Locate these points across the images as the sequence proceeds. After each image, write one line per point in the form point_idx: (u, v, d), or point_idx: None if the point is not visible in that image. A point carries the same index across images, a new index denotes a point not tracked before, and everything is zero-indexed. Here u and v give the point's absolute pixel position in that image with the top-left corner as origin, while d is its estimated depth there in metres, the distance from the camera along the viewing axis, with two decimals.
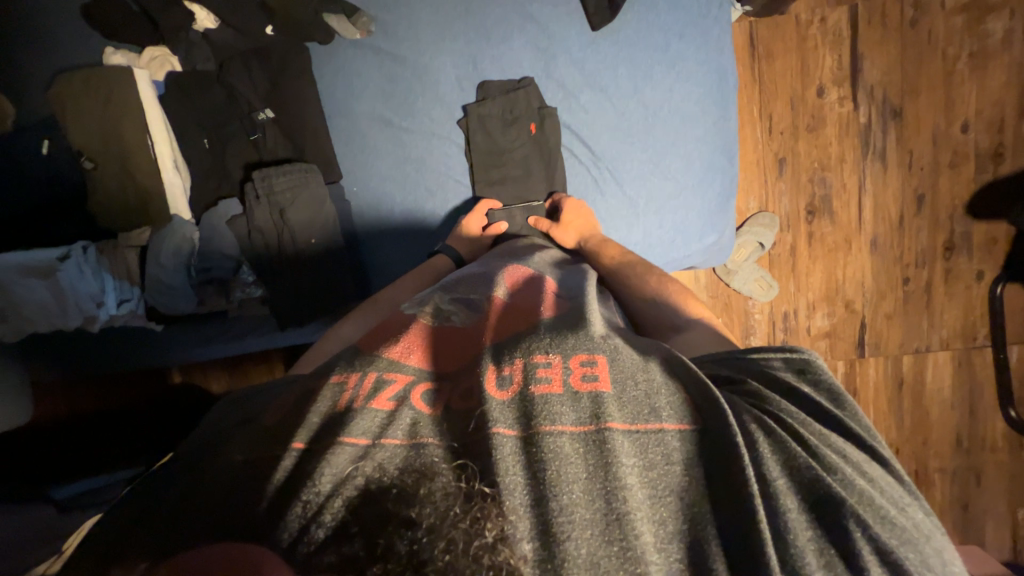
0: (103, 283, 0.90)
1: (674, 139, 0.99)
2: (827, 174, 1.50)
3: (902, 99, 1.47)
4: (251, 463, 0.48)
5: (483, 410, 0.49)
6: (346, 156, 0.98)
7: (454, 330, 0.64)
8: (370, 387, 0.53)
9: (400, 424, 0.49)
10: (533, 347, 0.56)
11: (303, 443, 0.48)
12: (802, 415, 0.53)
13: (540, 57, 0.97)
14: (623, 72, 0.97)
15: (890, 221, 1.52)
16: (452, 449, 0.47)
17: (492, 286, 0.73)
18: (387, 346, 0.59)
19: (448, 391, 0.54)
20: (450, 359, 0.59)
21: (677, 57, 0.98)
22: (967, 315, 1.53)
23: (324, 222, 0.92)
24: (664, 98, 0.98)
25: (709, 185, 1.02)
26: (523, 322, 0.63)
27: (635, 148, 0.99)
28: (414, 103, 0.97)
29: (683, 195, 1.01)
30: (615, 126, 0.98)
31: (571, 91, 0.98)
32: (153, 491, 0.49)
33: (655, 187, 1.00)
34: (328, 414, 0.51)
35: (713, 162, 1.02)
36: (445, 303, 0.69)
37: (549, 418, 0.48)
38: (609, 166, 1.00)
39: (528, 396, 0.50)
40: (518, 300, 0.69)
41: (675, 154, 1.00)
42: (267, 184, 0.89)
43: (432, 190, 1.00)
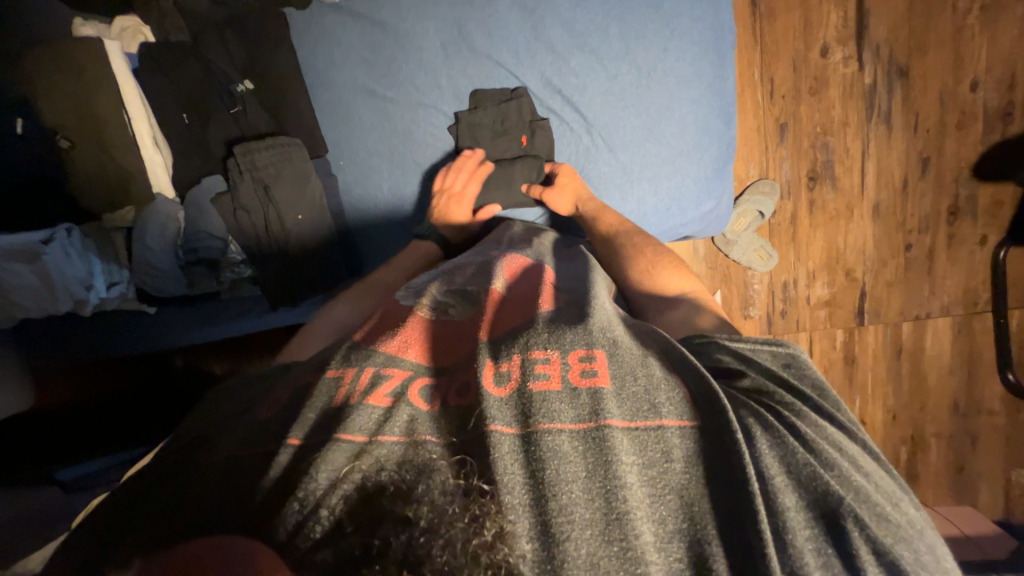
0: (90, 266, 0.87)
1: (668, 102, 0.96)
2: (830, 139, 1.46)
3: (909, 57, 1.41)
4: (244, 459, 0.47)
5: (480, 407, 0.48)
6: (329, 129, 0.95)
7: (452, 324, 0.61)
8: (367, 381, 0.51)
9: (397, 422, 0.48)
10: (531, 342, 0.54)
11: (300, 438, 0.47)
12: (799, 406, 0.53)
13: (528, 19, 0.93)
14: (614, 31, 0.93)
15: (894, 187, 1.48)
16: (451, 445, 0.47)
17: (489, 274, 0.69)
18: (382, 340, 0.57)
19: (446, 386, 0.52)
20: (450, 353, 0.57)
21: (671, 14, 0.94)
22: (968, 281, 1.51)
23: (310, 198, 0.89)
24: (657, 58, 0.94)
25: (704, 150, 0.99)
26: (521, 315, 0.60)
27: (628, 112, 0.95)
28: (397, 71, 0.93)
29: (679, 161, 0.98)
30: (607, 91, 0.95)
31: (561, 54, 0.93)
32: (148, 486, 0.49)
33: (650, 154, 0.97)
34: (324, 410, 0.50)
35: (709, 125, 0.98)
36: (442, 294, 0.66)
37: (547, 416, 0.47)
38: (601, 133, 0.96)
39: (527, 394, 0.49)
40: (515, 291, 0.66)
41: (670, 117, 0.96)
42: (249, 160, 0.85)
43: (420, 163, 0.97)
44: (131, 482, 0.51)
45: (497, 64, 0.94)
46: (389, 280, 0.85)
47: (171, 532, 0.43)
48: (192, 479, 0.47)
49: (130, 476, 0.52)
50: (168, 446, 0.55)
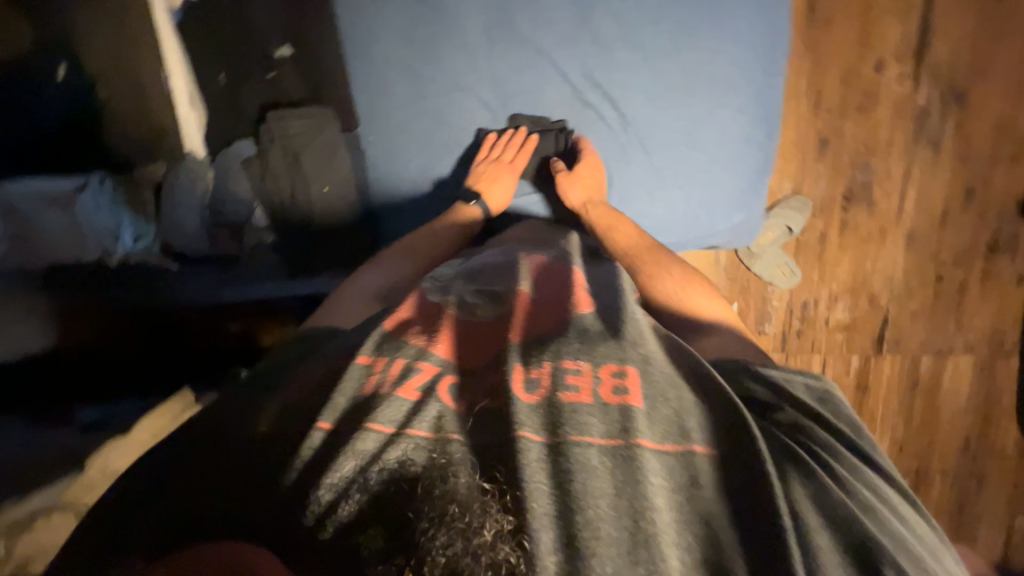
0: (119, 217, 0.92)
1: (711, 107, 0.92)
2: (871, 160, 1.40)
3: (969, 81, 1.34)
4: (270, 447, 0.52)
5: (509, 413, 0.48)
6: (360, 99, 0.91)
7: (472, 322, 0.59)
8: (397, 372, 0.53)
9: (426, 416, 0.50)
10: (561, 350, 0.53)
11: (329, 423, 0.50)
12: (832, 444, 0.54)
13: (578, 7, 0.89)
14: (666, 28, 0.90)
15: (932, 216, 1.42)
16: (475, 446, 0.48)
17: (517, 275, 0.65)
18: (413, 333, 0.57)
19: (473, 387, 0.53)
20: (475, 353, 0.56)
21: (729, 17, 0.90)
22: (998, 320, 1.46)
23: (338, 171, 0.90)
24: (707, 60, 0.91)
25: (744, 161, 0.95)
26: (551, 321, 0.57)
27: (668, 114, 0.92)
28: (437, 48, 0.90)
29: (715, 170, 0.95)
30: (650, 92, 0.91)
31: (606, 47, 0.90)
32: (174, 456, 0.55)
33: (685, 160, 0.94)
34: (353, 399, 0.52)
35: (752, 136, 0.94)
36: (469, 294, 0.62)
37: (576, 429, 0.47)
38: (638, 133, 0.94)
39: (556, 403, 0.49)
40: (544, 291, 0.62)
41: (711, 124, 0.93)
42: (282, 126, 0.87)
43: (449, 143, 0.93)
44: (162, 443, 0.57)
45: (538, 51, 0.90)
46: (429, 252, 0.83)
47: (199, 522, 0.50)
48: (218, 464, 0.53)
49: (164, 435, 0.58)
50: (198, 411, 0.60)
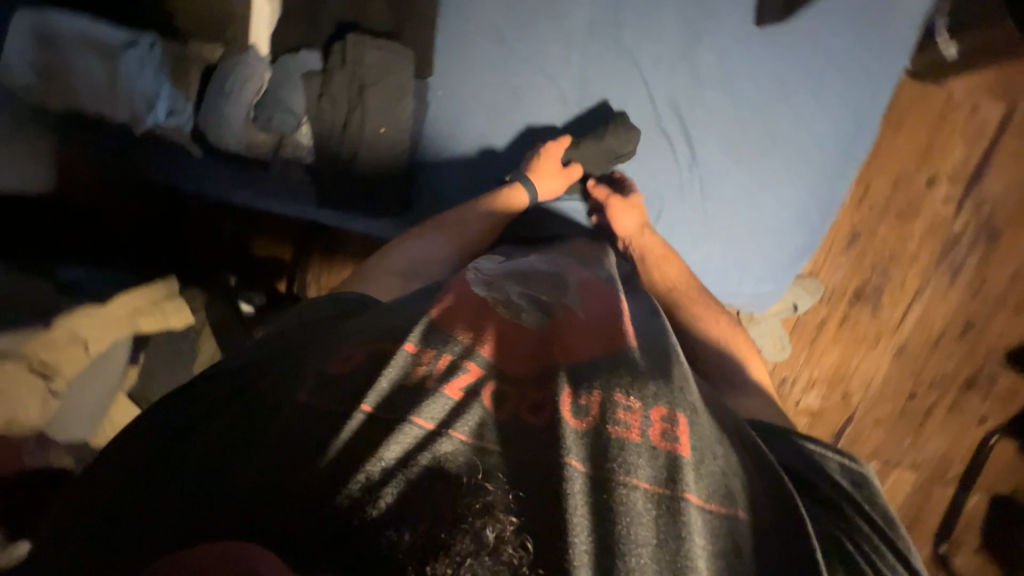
0: (159, 87, 0.86)
1: (784, 174, 0.86)
2: (893, 266, 1.42)
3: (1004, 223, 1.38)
4: (299, 420, 0.47)
5: (555, 435, 0.45)
6: (442, 56, 0.88)
7: (518, 328, 0.55)
8: (443, 367, 0.49)
9: (467, 420, 0.46)
10: (613, 379, 0.49)
11: (369, 407, 0.47)
12: (886, 550, 0.50)
13: (685, 30, 0.83)
14: (761, 82, 0.85)
15: (927, 336, 1.47)
16: (514, 464, 0.44)
17: (564, 296, 0.62)
18: (461, 327, 0.53)
19: (517, 399, 0.49)
20: (521, 359, 0.52)
21: (834, 91, 0.84)
22: (949, 448, 1.52)
23: (398, 115, 0.84)
24: (794, 125, 0.85)
25: (798, 239, 0.88)
26: (601, 341, 0.54)
27: (738, 167, 0.85)
28: (534, 28, 0.86)
29: (765, 239, 0.87)
30: (733, 136, 0.84)
31: (698, 80, 0.84)
32: (179, 447, 0.51)
33: (740, 220, 0.86)
34: (396, 384, 0.48)
35: (815, 216, 0.87)
36: (517, 296, 0.61)
37: (623, 468, 0.44)
38: (702, 176, 0.85)
39: (606, 436, 0.45)
40: (591, 311, 0.59)
41: (778, 190, 0.85)
42: (357, 52, 0.81)
43: (511, 124, 0.89)
44: (168, 428, 0.53)
45: (632, 62, 0.85)
46: (466, 228, 0.82)
47: (205, 497, 0.45)
48: (233, 434, 0.49)
49: (169, 419, 0.54)
50: (203, 390, 0.56)
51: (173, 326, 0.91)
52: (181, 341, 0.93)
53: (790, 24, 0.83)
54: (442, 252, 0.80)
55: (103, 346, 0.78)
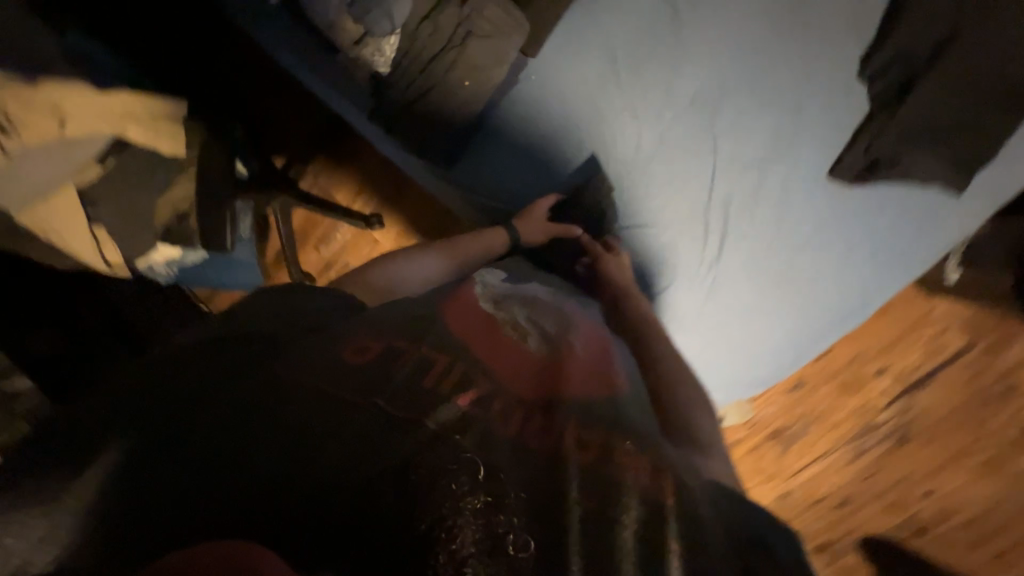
0: None
1: (787, 314, 0.87)
2: (820, 425, 1.31)
3: (961, 462, 1.26)
4: (317, 397, 0.46)
5: (554, 468, 0.43)
6: (552, 45, 0.86)
7: (523, 355, 0.57)
8: (455, 381, 0.50)
9: (472, 433, 0.44)
10: (608, 423, 0.49)
11: (381, 397, 0.46)
12: None
13: (773, 144, 0.82)
14: (814, 225, 0.84)
15: (808, 495, 1.34)
16: (519, 484, 0.42)
17: (571, 334, 0.64)
18: (476, 345, 0.56)
19: (524, 423, 0.48)
20: (522, 381, 0.54)
21: (870, 267, 0.84)
22: None
23: (485, 79, 0.83)
24: (820, 276, 0.85)
25: (763, 370, 0.91)
26: (601, 384, 0.55)
27: (750, 286, 0.86)
28: (646, 67, 0.84)
29: (737, 357, 0.90)
30: (759, 259, 0.85)
31: (759, 193, 0.84)
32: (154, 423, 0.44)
33: (726, 330, 0.89)
34: (408, 381, 0.48)
35: (790, 359, 0.91)
36: (524, 322, 0.63)
37: (611, 504, 0.41)
38: (716, 277, 0.87)
39: (598, 473, 0.43)
40: (590, 355, 0.61)
41: (772, 323, 0.88)
42: (480, 1, 0.79)
43: (578, 141, 0.87)
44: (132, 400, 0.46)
45: (712, 147, 0.84)
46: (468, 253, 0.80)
47: (214, 485, 0.41)
48: (232, 411, 0.45)
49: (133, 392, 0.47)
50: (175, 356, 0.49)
51: (161, 151, 0.87)
52: (159, 167, 0.90)
53: (866, 186, 0.82)
54: (436, 273, 0.76)
55: (81, 136, 0.78)
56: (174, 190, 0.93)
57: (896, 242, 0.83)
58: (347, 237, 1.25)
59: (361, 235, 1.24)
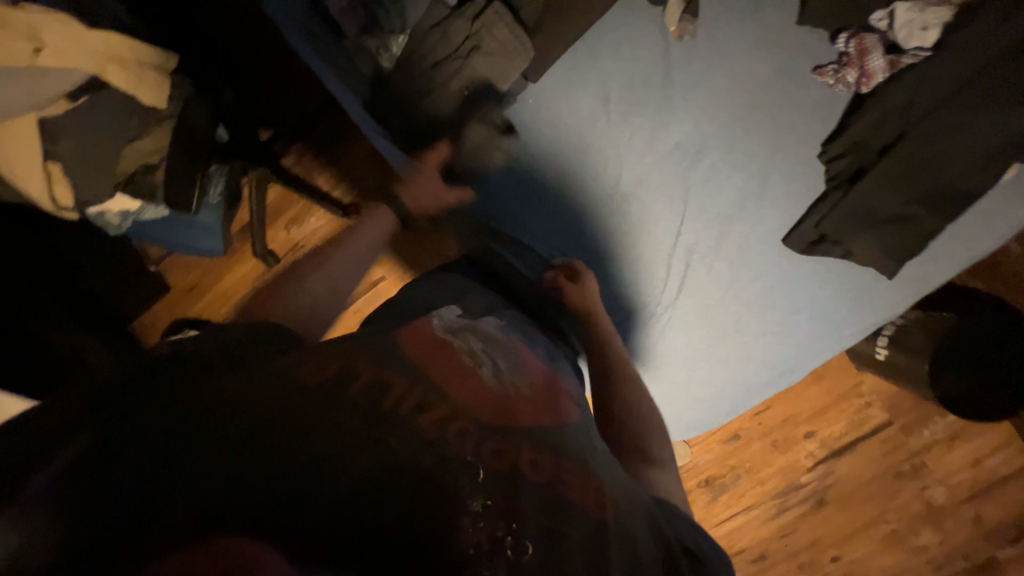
0: None
1: (732, 363, 0.92)
2: (749, 478, 1.37)
3: (868, 531, 1.34)
4: (258, 395, 0.41)
5: (523, 479, 0.41)
6: (551, 76, 0.91)
7: (477, 381, 0.52)
8: (409, 403, 0.45)
9: (434, 449, 0.41)
10: (569, 446, 0.48)
11: (338, 402, 0.42)
12: None
13: (738, 205, 0.89)
14: (765, 284, 0.90)
15: (729, 544, 1.39)
16: (490, 491, 0.40)
17: (520, 371, 0.59)
18: (433, 368, 0.51)
19: (485, 440, 0.44)
20: (479, 404, 0.49)
21: (808, 331, 0.90)
22: None
23: (483, 94, 0.87)
24: (765, 334, 0.91)
25: (705, 414, 0.95)
26: (554, 414, 0.54)
27: (703, 332, 0.91)
28: (635, 113, 0.90)
29: (683, 397, 0.94)
30: (713, 308, 0.90)
31: (719, 248, 0.89)
32: (84, 453, 0.36)
33: (676, 371, 0.93)
34: (359, 396, 0.43)
35: (730, 405, 0.94)
36: (477, 348, 0.59)
37: (578, 514, 0.40)
38: (671, 319, 0.91)
39: (565, 494, 0.41)
40: (538, 394, 0.57)
41: (717, 371, 0.92)
42: (491, 19, 0.82)
43: (563, 167, 0.91)
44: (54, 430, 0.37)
45: (684, 198, 0.89)
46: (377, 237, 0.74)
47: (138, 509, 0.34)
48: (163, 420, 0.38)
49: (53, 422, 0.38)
50: (102, 379, 0.41)
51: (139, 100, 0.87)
52: (132, 116, 0.89)
53: (815, 257, 0.88)
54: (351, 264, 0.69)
55: (57, 70, 0.77)
56: (141, 142, 0.91)
57: (832, 315, 0.89)
58: (321, 223, 1.22)
59: (337, 223, 1.22)
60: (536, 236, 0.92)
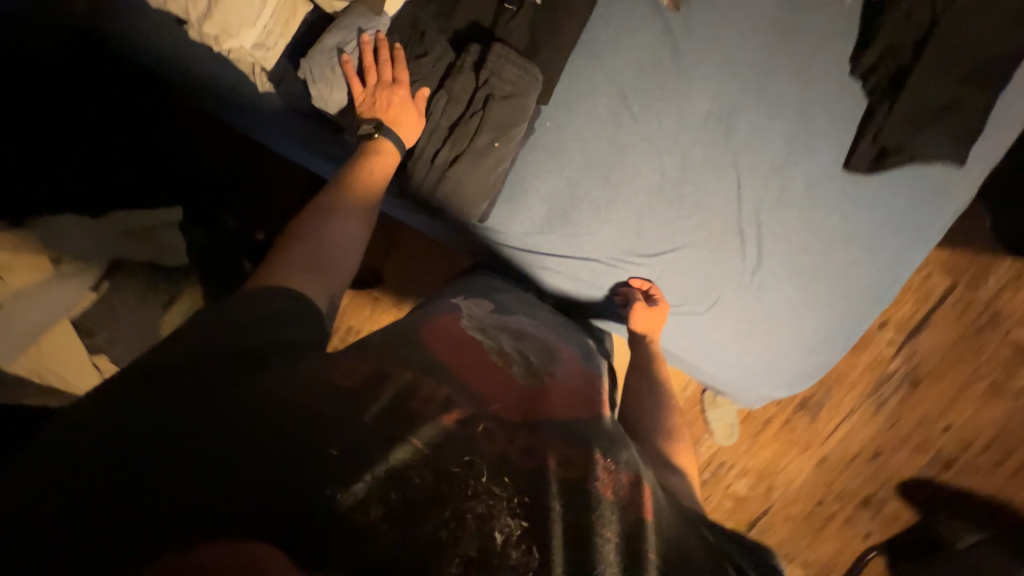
0: (260, 16, 0.80)
1: (831, 302, 0.91)
2: (840, 385, 1.37)
3: (970, 393, 1.34)
4: (290, 406, 0.46)
5: (543, 476, 0.46)
6: (563, 90, 0.88)
7: (509, 382, 0.62)
8: (445, 400, 0.53)
9: (463, 446, 0.47)
10: (597, 446, 0.53)
11: (375, 419, 0.47)
12: None
13: (785, 150, 0.87)
14: (840, 215, 0.88)
15: (845, 454, 1.39)
16: (509, 485, 0.45)
17: (551, 362, 0.71)
18: (467, 372, 0.61)
19: (507, 436, 0.51)
20: (508, 404, 0.58)
21: (893, 246, 0.89)
22: (834, 553, 1.41)
23: (509, 136, 0.83)
24: (853, 262, 0.89)
25: (818, 357, 0.94)
26: (583, 406, 0.63)
27: (796, 283, 0.90)
28: (655, 97, 0.87)
29: (792, 350, 0.93)
30: (797, 257, 0.89)
31: (783, 198, 0.88)
32: (127, 449, 0.42)
33: (779, 327, 0.91)
34: (395, 410, 0.49)
35: (836, 341, 0.93)
36: (509, 348, 0.70)
37: (594, 515, 0.44)
38: (761, 283, 0.90)
39: (585, 488, 0.46)
40: (572, 384, 0.68)
41: (819, 314, 0.91)
42: (495, 64, 0.80)
43: (604, 174, 0.88)
44: (94, 439, 0.42)
45: (733, 162, 0.88)
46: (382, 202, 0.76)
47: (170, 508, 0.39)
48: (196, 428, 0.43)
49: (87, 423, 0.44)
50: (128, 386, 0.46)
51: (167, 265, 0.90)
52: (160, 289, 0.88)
53: (880, 172, 0.87)
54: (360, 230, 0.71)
55: (76, 272, 0.80)
56: (177, 306, 0.89)
57: (909, 225, 0.88)
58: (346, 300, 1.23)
59: (361, 297, 1.23)
60: (600, 251, 0.91)
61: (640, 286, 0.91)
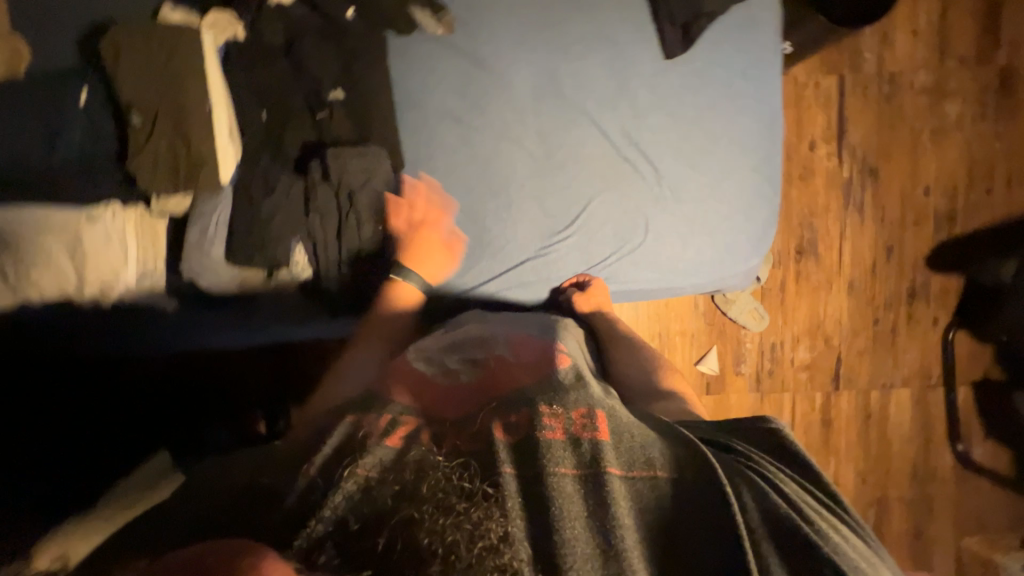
0: (126, 252, 0.82)
1: (733, 165, 0.97)
2: (818, 215, 1.38)
3: (921, 150, 1.39)
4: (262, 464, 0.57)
5: (493, 450, 0.55)
6: (408, 145, 0.91)
7: (456, 388, 0.69)
8: (384, 426, 0.59)
9: (410, 456, 0.55)
10: (552, 398, 0.61)
11: (321, 461, 0.54)
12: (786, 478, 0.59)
13: (613, 78, 0.94)
14: (689, 95, 0.96)
15: (864, 267, 1.38)
16: (467, 465, 0.53)
17: (495, 348, 0.76)
18: (412, 397, 0.66)
19: (455, 434, 0.60)
20: (451, 406, 0.67)
21: (744, 93, 0.97)
22: (921, 355, 1.38)
23: (392, 211, 0.89)
24: (726, 124, 0.96)
25: (758, 211, 0.99)
26: (532, 373, 0.69)
27: (696, 168, 0.96)
28: (485, 103, 0.92)
29: (734, 220, 0.98)
30: (682, 149, 0.95)
31: (640, 112, 0.94)
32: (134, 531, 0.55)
33: (711, 210, 0.96)
34: (340, 445, 0.55)
35: (761, 190, 0.99)
36: (454, 359, 0.75)
37: (551, 461, 0.54)
38: (671, 186, 0.95)
39: (536, 439, 0.55)
40: (520, 358, 0.73)
41: (731, 180, 0.97)
42: (339, 164, 0.85)
43: (488, 187, 0.92)
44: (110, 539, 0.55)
45: (581, 111, 0.94)
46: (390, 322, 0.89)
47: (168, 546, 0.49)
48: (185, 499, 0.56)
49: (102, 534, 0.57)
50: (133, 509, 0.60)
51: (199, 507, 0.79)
52: None
53: (693, 44, 0.95)
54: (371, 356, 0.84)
55: None
56: None
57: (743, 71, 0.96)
58: None
59: None
60: (531, 248, 0.94)
61: (574, 282, 0.97)
